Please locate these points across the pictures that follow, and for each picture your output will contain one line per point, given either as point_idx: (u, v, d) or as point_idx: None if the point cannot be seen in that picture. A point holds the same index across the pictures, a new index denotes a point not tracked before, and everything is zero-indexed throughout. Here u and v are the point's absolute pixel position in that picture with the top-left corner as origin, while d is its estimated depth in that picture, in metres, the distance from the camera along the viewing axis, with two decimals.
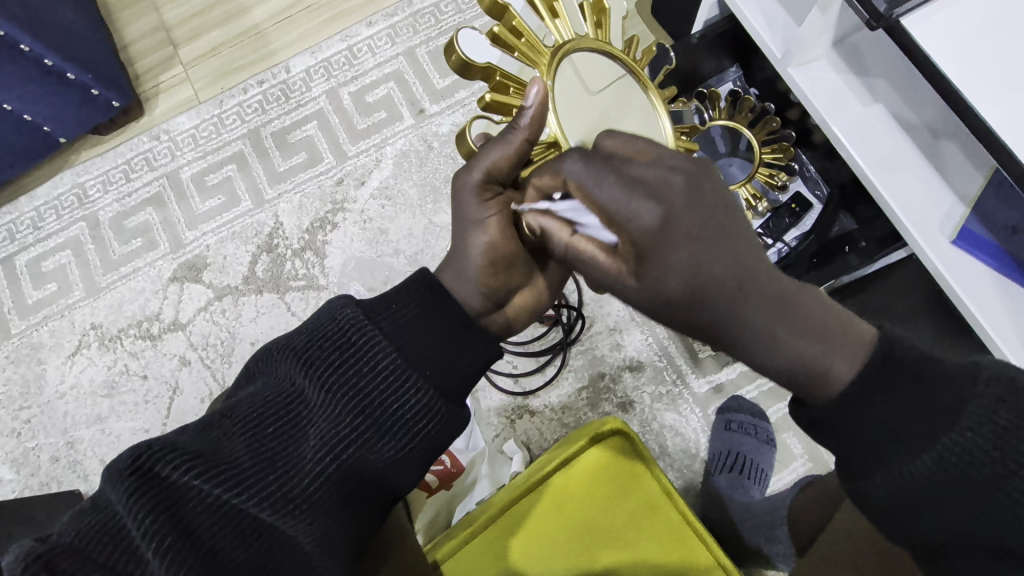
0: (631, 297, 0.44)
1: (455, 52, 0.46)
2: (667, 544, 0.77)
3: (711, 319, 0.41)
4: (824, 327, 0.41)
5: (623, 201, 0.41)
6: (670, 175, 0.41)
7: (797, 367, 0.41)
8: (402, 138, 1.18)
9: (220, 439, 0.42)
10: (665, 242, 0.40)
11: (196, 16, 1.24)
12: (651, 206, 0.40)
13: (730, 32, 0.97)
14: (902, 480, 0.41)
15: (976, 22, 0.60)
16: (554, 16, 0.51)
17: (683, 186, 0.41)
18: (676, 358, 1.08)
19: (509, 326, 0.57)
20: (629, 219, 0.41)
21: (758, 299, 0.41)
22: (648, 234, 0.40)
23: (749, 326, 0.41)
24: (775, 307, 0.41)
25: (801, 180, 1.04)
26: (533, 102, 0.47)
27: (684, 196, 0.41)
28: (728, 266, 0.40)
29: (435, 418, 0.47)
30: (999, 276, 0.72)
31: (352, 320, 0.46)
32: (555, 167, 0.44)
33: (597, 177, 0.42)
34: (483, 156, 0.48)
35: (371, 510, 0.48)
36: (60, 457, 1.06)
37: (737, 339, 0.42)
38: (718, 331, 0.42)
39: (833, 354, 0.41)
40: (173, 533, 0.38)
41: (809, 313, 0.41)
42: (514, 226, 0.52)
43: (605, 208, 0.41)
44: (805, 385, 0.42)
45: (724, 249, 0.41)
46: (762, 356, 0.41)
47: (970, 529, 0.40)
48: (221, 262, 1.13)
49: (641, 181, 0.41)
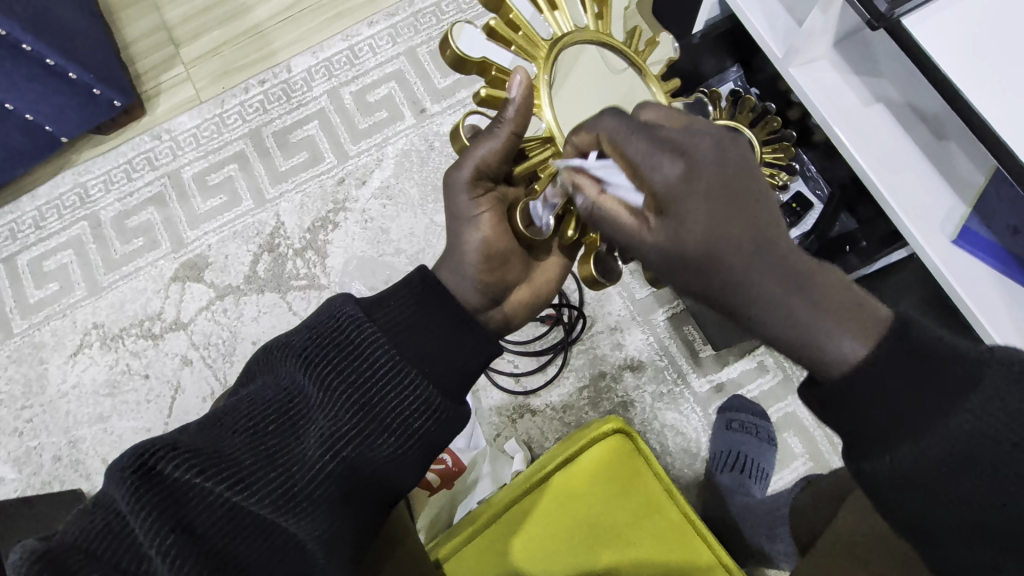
0: (647, 254, 0.43)
1: (449, 48, 0.46)
2: (668, 544, 0.78)
3: (723, 282, 0.41)
4: (840, 301, 0.42)
5: (648, 154, 0.41)
6: (698, 138, 0.42)
7: (808, 336, 0.41)
8: (402, 138, 1.18)
9: (222, 438, 0.42)
10: (688, 196, 0.40)
11: (196, 16, 1.24)
12: (675, 160, 0.40)
13: (731, 32, 0.97)
14: (908, 474, 0.41)
15: (977, 23, 0.60)
16: (553, 8, 0.51)
17: (709, 149, 0.41)
18: (676, 357, 1.08)
19: (507, 322, 0.57)
20: (651, 171, 0.41)
21: (773, 268, 0.41)
22: (670, 186, 0.40)
23: (763, 293, 0.41)
24: (790, 278, 0.41)
25: (802, 180, 1.05)
26: (517, 93, 0.47)
27: (710, 155, 0.41)
28: (746, 230, 0.41)
29: (434, 414, 0.47)
30: (999, 275, 0.72)
31: (351, 318, 0.46)
32: (591, 124, 0.45)
33: (628, 130, 0.42)
34: (473, 152, 0.49)
35: (373, 508, 0.47)
36: (62, 457, 1.06)
37: (751, 305, 0.42)
38: (732, 298, 0.42)
39: (844, 330, 0.41)
40: (176, 531, 0.38)
41: (823, 287, 0.42)
42: (507, 220, 0.53)
43: (631, 159, 0.41)
44: (812, 364, 0.42)
45: (742, 215, 0.41)
46: (772, 323, 0.42)
47: (973, 524, 0.41)
48: (222, 262, 1.13)
49: (670, 140, 0.42)
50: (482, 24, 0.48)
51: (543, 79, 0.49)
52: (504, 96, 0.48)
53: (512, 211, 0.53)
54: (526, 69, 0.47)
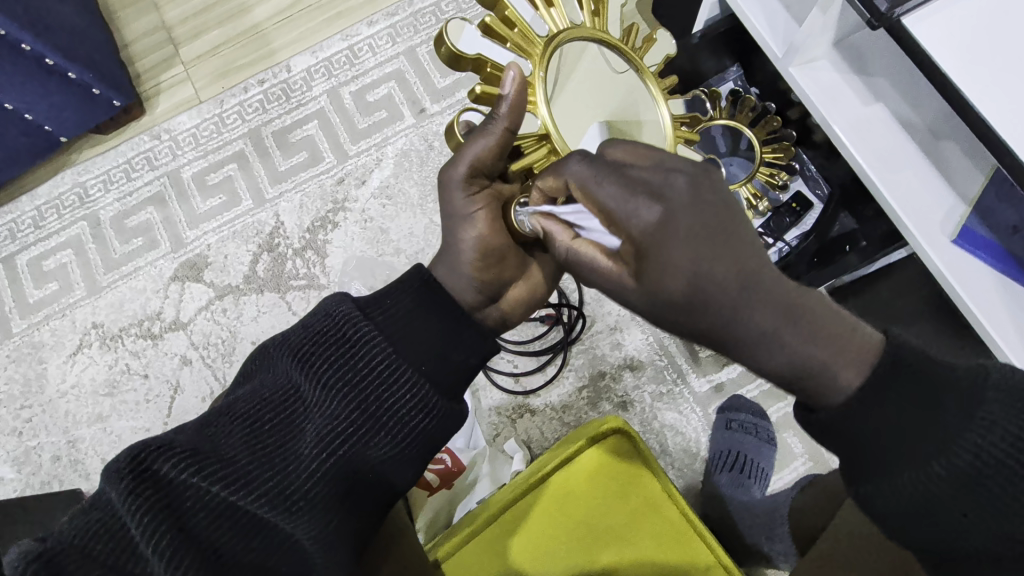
0: (631, 300, 0.44)
1: (444, 44, 0.46)
2: (667, 545, 0.78)
3: (712, 321, 0.41)
4: (834, 336, 0.41)
5: (622, 200, 0.42)
6: (672, 176, 0.42)
7: (810, 374, 0.41)
8: (402, 137, 1.18)
9: (219, 436, 0.42)
10: (664, 242, 0.41)
11: (195, 16, 1.24)
12: (651, 205, 0.41)
13: (731, 32, 0.97)
14: (912, 486, 0.40)
15: (976, 22, 0.60)
16: (549, 5, 0.51)
17: (683, 188, 0.41)
18: (676, 357, 1.08)
19: (504, 320, 0.57)
20: (628, 217, 0.42)
21: (764, 305, 0.40)
22: (648, 231, 0.41)
23: (757, 331, 0.40)
24: (783, 313, 0.40)
25: (801, 180, 1.04)
26: (510, 89, 0.47)
27: (685, 197, 0.41)
28: (729, 268, 0.40)
29: (431, 412, 0.47)
30: (1000, 276, 0.72)
31: (347, 315, 0.46)
32: (557, 168, 0.45)
33: (598, 178, 0.43)
34: (468, 149, 0.49)
35: (371, 507, 0.47)
36: (61, 456, 1.06)
37: (744, 344, 0.41)
38: (721, 335, 0.41)
39: (840, 361, 0.41)
40: (173, 532, 0.38)
41: (818, 321, 0.41)
42: (502, 218, 0.53)
43: (605, 206, 0.43)
44: (819, 397, 0.42)
45: (723, 250, 0.40)
46: (767, 360, 0.41)
47: (980, 543, 0.41)
48: (222, 262, 1.13)
49: (642, 181, 0.42)
50: (478, 22, 0.48)
51: (539, 76, 0.49)
52: (498, 93, 0.48)
53: (508, 209, 0.53)
54: (518, 65, 0.47)
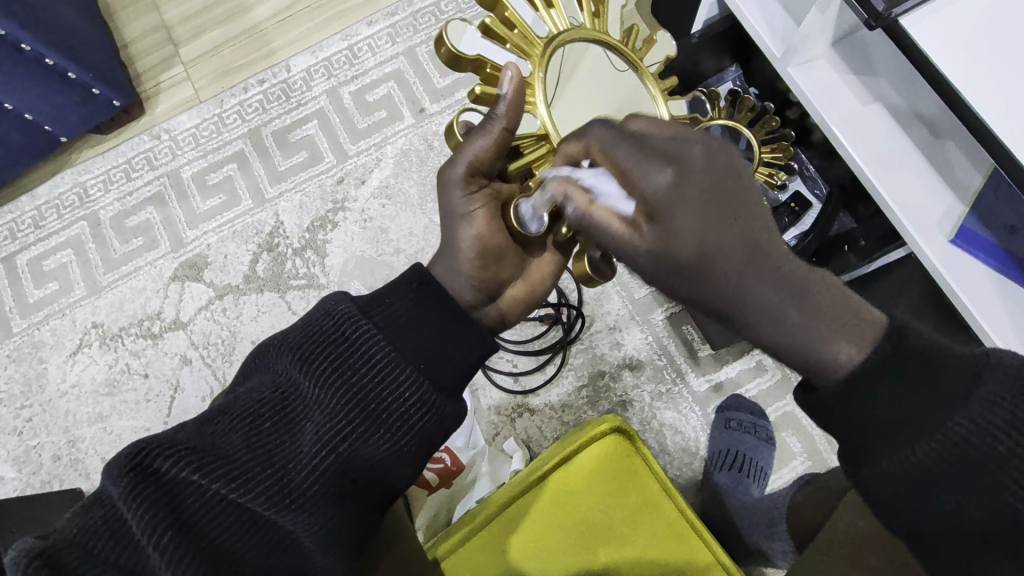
0: (638, 263, 0.43)
1: (444, 45, 0.46)
2: (666, 542, 0.78)
3: (717, 290, 0.42)
4: (836, 315, 0.42)
5: (637, 161, 0.42)
6: (689, 146, 0.42)
7: (808, 354, 0.42)
8: (402, 137, 1.18)
9: (218, 435, 0.42)
10: (676, 203, 0.41)
11: (196, 16, 1.24)
12: (665, 168, 0.41)
13: (730, 32, 0.97)
14: (912, 477, 0.41)
15: (974, 22, 0.60)
16: (549, 6, 0.51)
17: (699, 155, 0.42)
18: (675, 357, 1.08)
19: (502, 319, 0.57)
20: (641, 179, 0.41)
21: (768, 277, 0.41)
22: (660, 193, 0.41)
23: (760, 302, 0.41)
24: (786, 288, 0.41)
25: (801, 180, 1.04)
26: (510, 89, 0.47)
27: (700, 162, 0.41)
28: (737, 237, 0.41)
29: (429, 410, 0.47)
30: (998, 274, 0.72)
31: (346, 315, 0.47)
32: (581, 132, 0.45)
33: (617, 139, 0.43)
34: (467, 149, 0.49)
35: (370, 505, 0.47)
36: (61, 456, 1.06)
37: (747, 315, 0.42)
38: (725, 305, 0.42)
39: (841, 339, 0.41)
40: (173, 529, 0.38)
41: (820, 299, 0.42)
42: (501, 217, 0.53)
43: (620, 166, 0.42)
44: (813, 372, 0.42)
45: (732, 220, 0.41)
46: (769, 334, 0.42)
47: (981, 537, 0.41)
48: (222, 261, 1.14)
49: (659, 147, 0.42)
50: (478, 23, 0.48)
51: (538, 76, 0.49)
52: (497, 94, 0.48)
53: (507, 209, 0.53)
54: (517, 65, 0.47)
